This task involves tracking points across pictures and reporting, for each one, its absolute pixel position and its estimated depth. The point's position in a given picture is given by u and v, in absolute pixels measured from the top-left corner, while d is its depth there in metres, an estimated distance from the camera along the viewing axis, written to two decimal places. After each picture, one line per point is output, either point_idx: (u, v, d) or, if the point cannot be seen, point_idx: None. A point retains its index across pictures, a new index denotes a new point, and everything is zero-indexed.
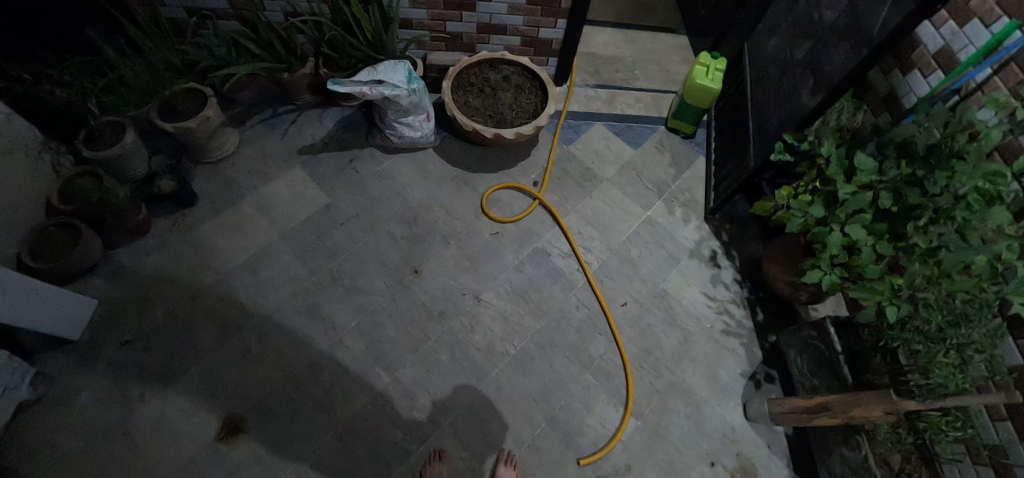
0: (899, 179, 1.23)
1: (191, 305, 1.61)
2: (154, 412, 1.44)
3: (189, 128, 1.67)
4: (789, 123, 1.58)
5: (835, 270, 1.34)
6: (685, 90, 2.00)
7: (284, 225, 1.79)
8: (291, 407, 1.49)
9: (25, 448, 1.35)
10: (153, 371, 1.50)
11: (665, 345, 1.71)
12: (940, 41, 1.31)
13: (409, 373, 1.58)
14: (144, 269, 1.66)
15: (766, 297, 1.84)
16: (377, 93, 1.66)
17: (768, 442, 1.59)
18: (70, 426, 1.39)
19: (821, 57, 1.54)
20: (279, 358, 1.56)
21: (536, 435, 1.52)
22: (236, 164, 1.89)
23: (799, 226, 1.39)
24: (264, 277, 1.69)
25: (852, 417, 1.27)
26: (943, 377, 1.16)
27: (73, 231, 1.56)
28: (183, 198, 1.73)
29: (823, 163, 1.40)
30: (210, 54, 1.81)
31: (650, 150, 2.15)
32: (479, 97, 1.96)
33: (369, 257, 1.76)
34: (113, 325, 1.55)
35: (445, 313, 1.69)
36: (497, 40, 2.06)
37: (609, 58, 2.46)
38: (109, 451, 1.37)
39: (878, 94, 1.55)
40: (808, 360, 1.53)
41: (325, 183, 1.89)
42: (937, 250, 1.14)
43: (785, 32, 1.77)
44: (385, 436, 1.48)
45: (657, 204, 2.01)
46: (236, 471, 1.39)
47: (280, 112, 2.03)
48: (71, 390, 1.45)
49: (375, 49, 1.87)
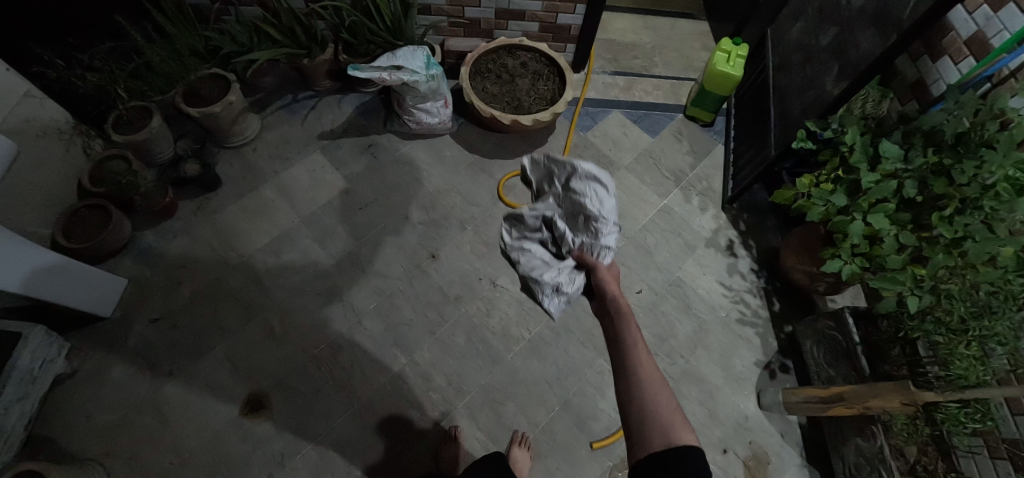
0: (925, 167, 1.20)
1: (216, 286, 1.66)
2: (181, 388, 1.50)
3: (212, 113, 1.70)
4: (812, 110, 1.56)
5: (855, 259, 1.32)
6: (706, 77, 1.98)
7: (304, 209, 1.83)
8: (312, 384, 1.54)
9: (62, 418, 1.42)
10: (181, 348, 1.56)
11: (680, 333, 1.72)
12: (973, 26, 1.28)
13: (426, 355, 1.61)
14: (171, 251, 1.71)
15: (782, 287, 1.82)
16: (396, 79, 1.67)
17: (782, 431, 1.59)
18: (103, 398, 1.46)
19: (848, 43, 1.51)
20: (299, 338, 1.60)
21: (551, 419, 1.55)
22: (258, 148, 1.93)
23: (819, 215, 1.37)
24: (286, 259, 1.73)
25: (868, 407, 1.28)
26: (963, 369, 1.12)
27: (104, 213, 1.61)
28: (206, 182, 1.77)
29: (846, 150, 1.36)
30: (232, 40, 1.85)
31: (668, 138, 2.13)
32: (497, 84, 1.96)
33: (387, 241, 1.79)
34: (142, 303, 1.61)
35: (461, 297, 1.72)
36: (515, 26, 2.05)
37: (628, 44, 2.43)
38: (142, 423, 1.44)
39: (905, 82, 1.52)
40: (824, 351, 1.53)
41: (344, 168, 1.92)
42: (962, 241, 1.14)
43: (810, 17, 1.73)
44: (403, 415, 1.52)
45: (675, 192, 2.00)
46: (260, 445, 1.44)
47: (300, 98, 2.05)
48: (104, 365, 1.51)
49: (394, 35, 1.88)
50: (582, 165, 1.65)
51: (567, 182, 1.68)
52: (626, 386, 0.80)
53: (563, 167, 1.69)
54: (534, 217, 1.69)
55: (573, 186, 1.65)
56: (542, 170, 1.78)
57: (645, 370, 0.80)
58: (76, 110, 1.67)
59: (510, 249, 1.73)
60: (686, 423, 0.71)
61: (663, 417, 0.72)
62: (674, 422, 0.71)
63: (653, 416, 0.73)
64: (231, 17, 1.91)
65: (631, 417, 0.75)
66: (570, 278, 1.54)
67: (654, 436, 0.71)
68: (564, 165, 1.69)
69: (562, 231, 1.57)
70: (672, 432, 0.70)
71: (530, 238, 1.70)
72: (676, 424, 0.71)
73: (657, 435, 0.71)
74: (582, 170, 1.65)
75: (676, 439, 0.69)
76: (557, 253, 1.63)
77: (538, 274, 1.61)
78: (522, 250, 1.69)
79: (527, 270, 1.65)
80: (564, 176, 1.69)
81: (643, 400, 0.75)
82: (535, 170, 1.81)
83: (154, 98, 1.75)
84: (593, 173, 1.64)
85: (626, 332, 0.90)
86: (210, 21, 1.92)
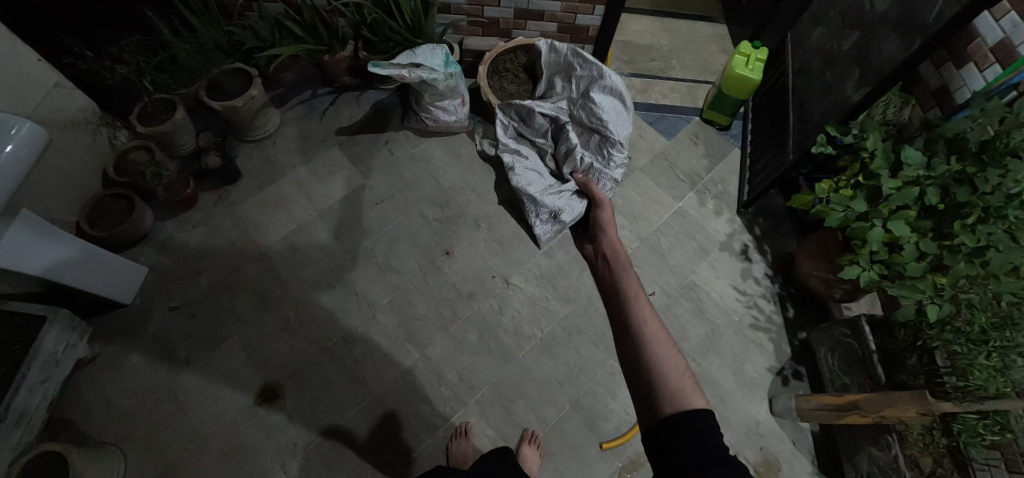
0: (947, 175, 1.18)
1: (233, 277, 1.69)
2: (198, 376, 1.52)
3: (235, 106, 1.73)
4: (833, 116, 1.55)
5: (873, 267, 1.31)
6: (724, 81, 1.97)
7: (321, 204, 1.85)
8: (326, 377, 1.56)
9: (82, 402, 1.45)
10: (198, 337, 1.58)
11: (692, 337, 1.71)
12: (999, 34, 1.25)
13: (438, 351, 1.62)
14: (190, 241, 1.74)
15: (797, 293, 1.81)
16: (415, 76, 1.68)
17: (793, 438, 1.58)
18: (123, 383, 1.49)
19: (871, 48, 1.49)
20: (314, 331, 1.62)
21: (561, 418, 1.55)
22: (278, 143, 1.96)
23: (838, 221, 1.35)
24: (303, 251, 1.75)
25: (883, 416, 1.25)
26: (981, 379, 1.10)
27: (127, 203, 1.65)
28: (227, 174, 1.80)
29: (867, 156, 1.34)
30: (256, 35, 1.89)
31: (684, 141, 2.12)
32: (514, 83, 1.97)
33: (402, 237, 1.81)
34: (162, 292, 1.64)
35: (474, 294, 1.73)
36: (533, 26, 2.06)
37: (645, 46, 2.43)
38: (159, 409, 1.47)
39: (927, 88, 1.50)
40: (839, 358, 1.52)
41: (361, 164, 1.94)
42: (984, 250, 1.12)
43: (831, 22, 1.72)
44: (415, 409, 1.53)
45: (689, 195, 1.99)
46: (274, 434, 1.46)
47: (319, 93, 2.08)
48: (124, 351, 1.54)
49: (414, 33, 1.90)
50: (610, 79, 1.81)
51: (587, 89, 1.83)
52: (637, 352, 0.83)
53: (587, 71, 1.83)
54: (544, 116, 1.82)
55: (594, 94, 1.80)
56: (561, 61, 1.86)
57: (653, 333, 0.85)
58: (104, 100, 1.71)
59: (505, 148, 1.86)
60: (696, 390, 0.75)
61: (675, 384, 0.77)
62: (685, 388, 0.75)
63: (666, 382, 0.77)
64: (255, 13, 1.95)
65: (644, 383, 0.79)
66: (570, 205, 1.77)
67: (666, 401, 0.75)
68: (591, 67, 1.81)
69: (573, 144, 1.78)
70: (685, 399, 0.74)
71: (533, 141, 1.87)
72: (689, 391, 0.75)
73: (668, 400, 0.75)
74: (607, 81, 1.81)
75: (689, 403, 0.73)
76: (554, 169, 1.87)
77: (538, 193, 1.77)
78: (518, 155, 1.85)
79: (523, 183, 1.79)
80: (586, 83, 1.83)
81: (658, 368, 0.80)
82: (551, 58, 1.86)
83: (178, 91, 1.79)
84: (615, 88, 1.82)
85: (634, 298, 0.93)
86: (234, 17, 1.95)
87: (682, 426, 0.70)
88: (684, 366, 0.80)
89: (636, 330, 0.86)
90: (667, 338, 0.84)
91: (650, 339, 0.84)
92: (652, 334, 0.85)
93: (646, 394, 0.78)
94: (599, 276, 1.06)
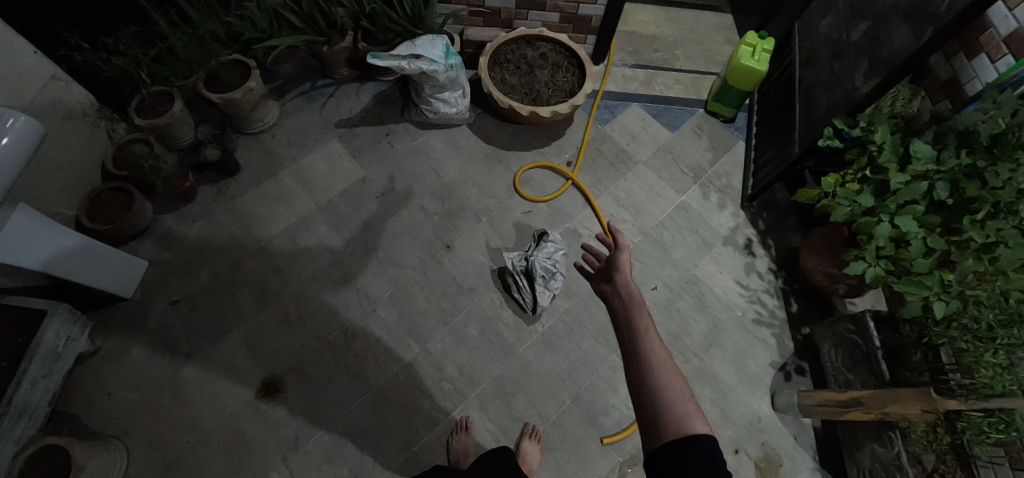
0: (957, 170, 1.15)
1: (234, 270, 1.69)
2: (198, 369, 1.53)
3: (233, 99, 1.71)
4: (840, 108, 1.52)
5: (880, 262, 1.29)
6: (730, 72, 1.93)
7: (321, 197, 1.84)
8: (325, 371, 1.55)
9: (85, 394, 1.46)
10: (199, 330, 1.58)
11: (695, 332, 1.70)
12: (1013, 23, 1.22)
13: (439, 346, 1.62)
14: (190, 235, 1.73)
15: (800, 288, 1.79)
16: (416, 68, 1.66)
17: (795, 433, 1.58)
18: (124, 377, 1.49)
19: (881, 39, 1.46)
20: (314, 324, 1.62)
21: (562, 413, 1.55)
22: (277, 135, 1.94)
23: (844, 216, 1.33)
24: (303, 245, 1.75)
25: (886, 414, 1.23)
26: (988, 377, 1.08)
27: (126, 196, 1.64)
28: (226, 167, 1.78)
29: (874, 150, 1.31)
30: (254, 26, 1.86)
31: (688, 134, 2.09)
32: (515, 75, 1.95)
33: (403, 231, 1.79)
34: (163, 285, 1.64)
35: (476, 288, 1.72)
36: (536, 17, 2.02)
37: (650, 37, 2.39)
38: (162, 403, 1.47)
39: (937, 80, 1.47)
40: (843, 354, 1.50)
41: (361, 156, 1.92)
42: (993, 246, 1.10)
43: (840, 11, 1.68)
44: (415, 404, 1.53)
45: (693, 189, 1.97)
46: (273, 428, 1.47)
47: (318, 85, 2.06)
48: (125, 345, 1.54)
49: (414, 23, 1.87)
50: None
51: None
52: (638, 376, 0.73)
53: None
54: None
55: None
56: None
57: (658, 357, 0.74)
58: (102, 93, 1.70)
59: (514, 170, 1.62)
60: (699, 416, 0.66)
61: (677, 408, 0.67)
62: (687, 413, 0.66)
63: (669, 409, 0.67)
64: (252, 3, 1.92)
65: (647, 412, 0.69)
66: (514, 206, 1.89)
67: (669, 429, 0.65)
68: None
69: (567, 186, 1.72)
70: (686, 425, 0.65)
71: None
72: (690, 414, 0.66)
73: (668, 427, 0.66)
74: None
75: (692, 429, 0.64)
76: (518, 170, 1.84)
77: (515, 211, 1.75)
78: None
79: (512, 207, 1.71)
80: None
81: (658, 394, 0.69)
82: None
83: (176, 83, 1.81)
84: None
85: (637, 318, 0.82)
86: (231, 7, 1.92)
87: (686, 455, 0.62)
88: (688, 389, 0.70)
89: (638, 349, 0.76)
90: (671, 359, 0.74)
91: (655, 363, 0.73)
92: (654, 356, 0.74)
93: (648, 422, 0.68)
94: (602, 294, 0.95)
